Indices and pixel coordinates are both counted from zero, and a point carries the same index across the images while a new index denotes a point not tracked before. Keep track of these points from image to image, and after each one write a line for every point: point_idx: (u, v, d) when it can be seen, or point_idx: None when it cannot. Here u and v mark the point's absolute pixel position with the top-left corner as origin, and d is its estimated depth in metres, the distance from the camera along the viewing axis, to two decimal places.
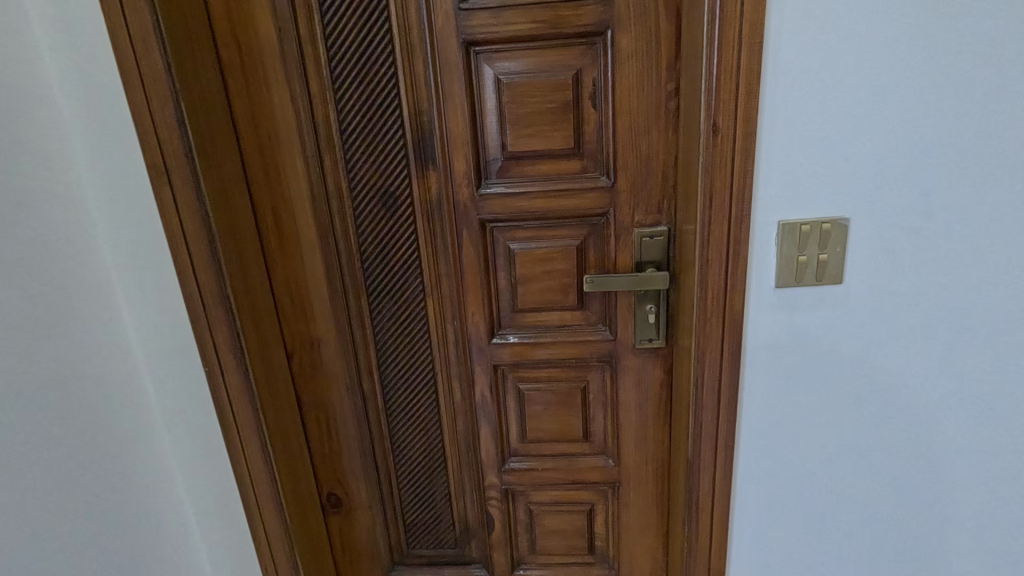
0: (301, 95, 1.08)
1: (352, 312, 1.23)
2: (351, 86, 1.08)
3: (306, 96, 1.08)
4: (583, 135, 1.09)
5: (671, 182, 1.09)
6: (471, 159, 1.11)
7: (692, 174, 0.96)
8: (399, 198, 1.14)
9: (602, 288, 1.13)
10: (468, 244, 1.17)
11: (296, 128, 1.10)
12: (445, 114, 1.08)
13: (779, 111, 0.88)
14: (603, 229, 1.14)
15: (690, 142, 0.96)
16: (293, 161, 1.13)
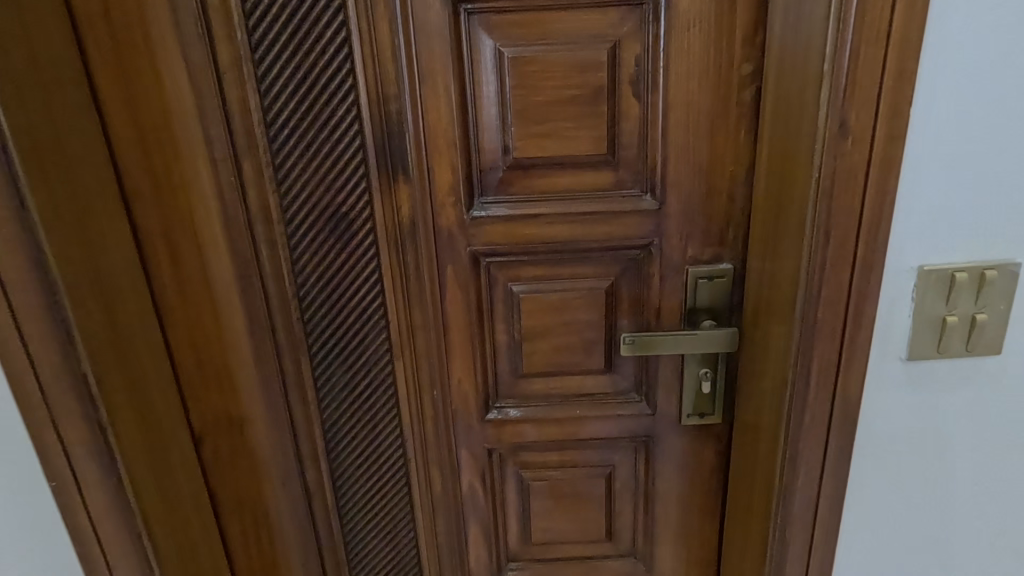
0: (204, 69, 0.72)
1: (289, 380, 0.88)
2: (279, 57, 0.73)
3: (211, 70, 0.73)
4: (620, 137, 0.77)
5: (742, 202, 0.78)
6: (459, 168, 0.78)
7: (789, 193, 0.65)
8: (354, 222, 0.79)
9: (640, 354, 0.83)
10: (454, 286, 0.84)
11: (198, 119, 0.74)
12: (422, 103, 0.75)
13: (936, 102, 0.58)
14: (642, 267, 0.82)
15: (789, 147, 0.65)
16: (195, 166, 0.76)
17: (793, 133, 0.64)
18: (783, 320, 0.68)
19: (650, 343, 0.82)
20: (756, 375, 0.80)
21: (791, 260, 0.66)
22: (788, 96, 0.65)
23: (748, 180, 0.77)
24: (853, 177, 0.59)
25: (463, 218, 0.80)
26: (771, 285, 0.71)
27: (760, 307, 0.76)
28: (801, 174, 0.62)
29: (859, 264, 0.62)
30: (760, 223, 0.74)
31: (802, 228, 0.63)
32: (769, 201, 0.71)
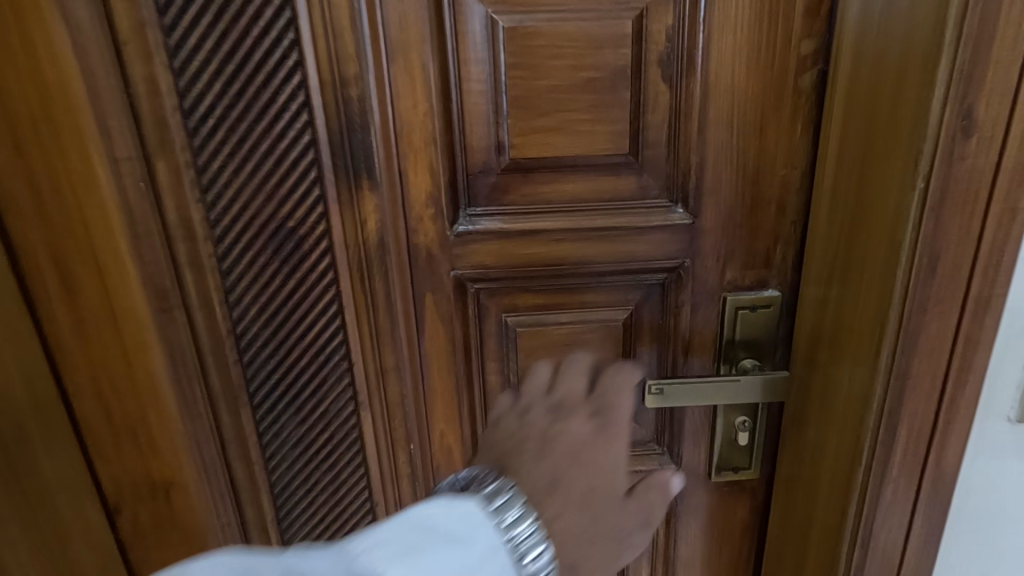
0: (94, 35, 0.54)
1: (227, 434, 0.70)
2: (198, 21, 0.54)
3: (104, 37, 0.54)
4: (646, 133, 0.61)
5: (794, 214, 0.63)
6: (438, 172, 0.61)
7: (871, 208, 0.50)
8: (304, 241, 0.62)
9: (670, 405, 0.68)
10: (434, 319, 0.67)
11: (89, 101, 0.55)
12: (390, 87, 0.58)
13: None
14: (668, 294, 0.66)
15: (872, 146, 0.50)
16: (86, 166, 0.57)
17: (885, 128, 0.48)
18: (852, 370, 0.53)
19: (683, 392, 0.67)
20: (800, 426, 0.65)
21: (871, 297, 0.50)
22: (873, 80, 0.49)
23: (802, 188, 0.62)
24: (973, 189, 0.44)
25: (445, 235, 0.63)
26: (836, 323, 0.56)
27: (811, 345, 0.61)
28: (896, 184, 0.47)
29: (971, 302, 0.47)
30: (818, 242, 0.59)
31: (891, 256, 0.48)
32: (835, 216, 0.56)
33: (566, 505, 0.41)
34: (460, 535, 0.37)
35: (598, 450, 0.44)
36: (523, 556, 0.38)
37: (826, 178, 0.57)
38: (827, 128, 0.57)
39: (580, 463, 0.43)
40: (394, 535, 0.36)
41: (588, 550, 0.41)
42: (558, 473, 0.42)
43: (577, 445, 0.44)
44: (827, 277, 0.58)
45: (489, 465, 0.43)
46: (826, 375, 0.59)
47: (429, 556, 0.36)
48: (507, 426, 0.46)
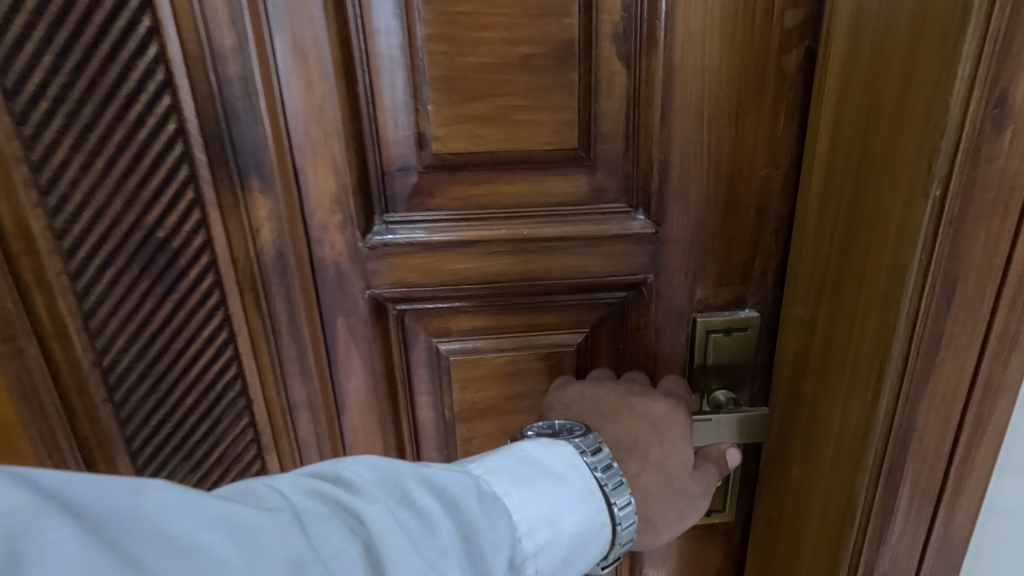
0: None
1: None
2: None
3: None
4: (599, 124, 0.50)
5: (776, 222, 0.53)
6: (345, 170, 0.49)
7: (871, 220, 0.40)
8: (180, 255, 0.50)
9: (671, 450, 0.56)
10: (349, 348, 0.55)
11: None
12: (278, 64, 0.46)
13: None
14: (628, 313, 0.57)
15: (874, 142, 0.40)
16: None
17: (892, 119, 0.38)
18: (844, 416, 0.44)
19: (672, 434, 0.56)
20: (780, 470, 0.55)
21: (869, 330, 0.41)
22: (876, 58, 0.39)
23: (785, 191, 0.52)
24: (1004, 196, 0.34)
25: (357, 247, 0.52)
26: (823, 356, 0.47)
27: (795, 379, 0.52)
28: (903, 192, 0.37)
29: (995, 338, 0.37)
30: (803, 256, 0.49)
31: (892, 281, 0.38)
32: (825, 227, 0.46)
33: (647, 463, 0.51)
34: (563, 472, 0.45)
35: (675, 425, 0.52)
36: (613, 500, 0.46)
37: (815, 181, 0.47)
38: (816, 119, 0.47)
39: (655, 434, 0.51)
40: (507, 464, 0.43)
41: (659, 502, 0.51)
42: (637, 440, 0.51)
43: (654, 420, 0.52)
44: (814, 300, 0.48)
45: (577, 420, 0.51)
46: (811, 416, 0.49)
47: (545, 481, 0.43)
48: (578, 386, 0.54)
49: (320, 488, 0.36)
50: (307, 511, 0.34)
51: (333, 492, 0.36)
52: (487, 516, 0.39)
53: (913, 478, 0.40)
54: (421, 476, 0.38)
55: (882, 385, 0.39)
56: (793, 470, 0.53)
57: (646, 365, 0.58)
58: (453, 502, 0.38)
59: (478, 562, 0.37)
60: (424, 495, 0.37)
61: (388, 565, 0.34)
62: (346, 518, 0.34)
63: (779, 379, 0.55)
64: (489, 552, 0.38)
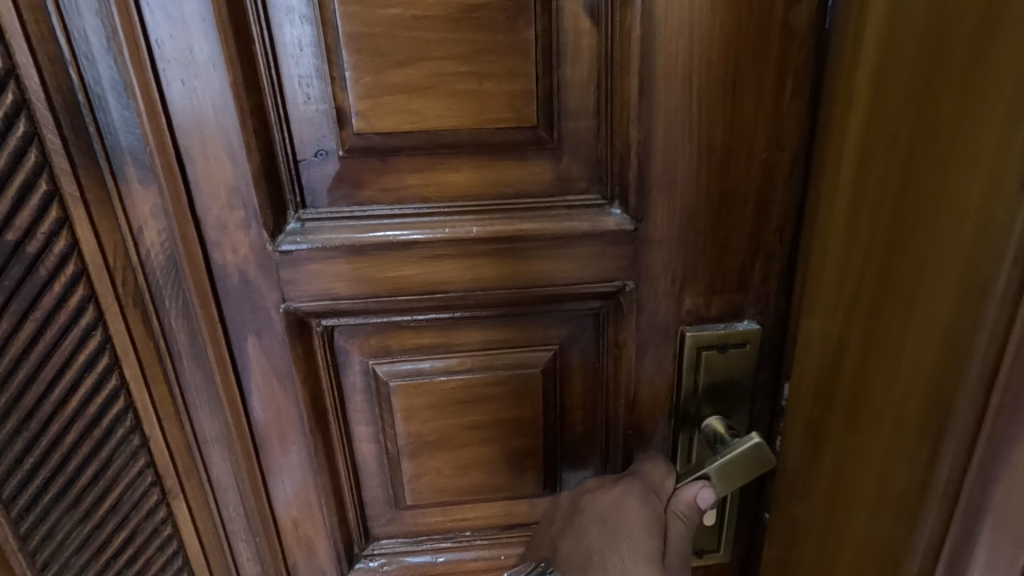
0: None
1: None
2: None
3: None
4: (562, 97, 0.40)
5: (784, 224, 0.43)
6: (244, 155, 0.39)
7: (930, 224, 0.31)
8: (39, 262, 0.40)
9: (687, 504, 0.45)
10: (265, 374, 0.45)
11: None
12: (144, 16, 0.35)
13: None
14: (603, 327, 0.47)
15: (936, 122, 0.30)
16: None
17: (966, 90, 0.29)
18: (887, 471, 0.35)
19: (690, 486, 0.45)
20: (791, 520, 0.46)
21: (926, 364, 0.32)
22: (938, 10, 0.30)
23: (792, 180, 0.42)
24: None
25: (265, 251, 0.42)
26: (853, 391, 0.38)
27: (814, 415, 0.42)
28: (986, 182, 0.28)
29: None
30: (823, 268, 0.40)
31: (960, 304, 0.29)
32: (857, 232, 0.37)
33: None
34: None
35: (628, 513, 0.45)
36: None
37: (843, 173, 0.38)
38: (845, 96, 0.37)
39: (608, 532, 0.45)
40: None
41: None
42: (590, 551, 0.45)
43: (605, 512, 0.46)
44: (841, 323, 0.39)
45: (538, 558, 0.47)
46: (835, 464, 0.40)
47: None
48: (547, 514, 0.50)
49: None
50: None
51: None
52: None
53: (989, 562, 0.30)
54: None
55: (946, 437, 0.31)
56: (806, 520, 0.44)
57: (626, 389, 0.48)
58: None
59: None
60: None
61: None
62: None
63: (789, 411, 0.46)
64: None
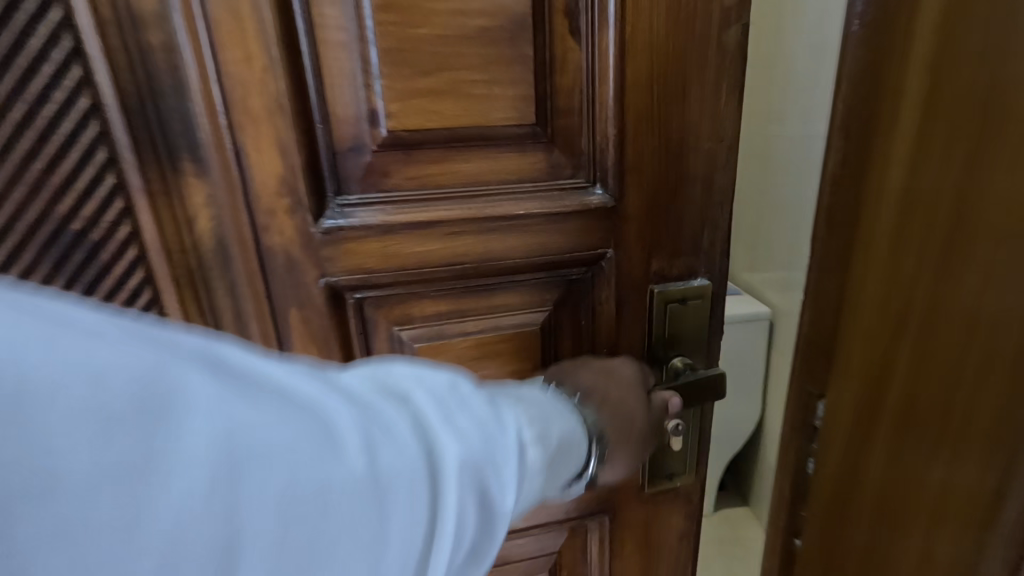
0: None
1: None
2: None
3: None
4: (554, 101, 0.50)
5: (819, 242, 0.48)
6: (293, 150, 0.45)
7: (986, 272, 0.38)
8: (101, 249, 0.44)
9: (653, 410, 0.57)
10: (305, 343, 0.51)
11: None
12: (208, 30, 0.41)
13: None
14: (589, 289, 0.58)
15: (1005, 172, 0.36)
16: None
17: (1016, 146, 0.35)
18: (948, 468, 0.42)
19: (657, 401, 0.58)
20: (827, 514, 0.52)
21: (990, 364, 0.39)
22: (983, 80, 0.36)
23: (730, 165, 0.55)
24: None
25: (308, 232, 0.48)
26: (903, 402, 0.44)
27: (857, 419, 0.48)
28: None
29: None
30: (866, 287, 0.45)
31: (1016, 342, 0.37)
32: (902, 264, 0.43)
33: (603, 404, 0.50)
34: (534, 398, 0.41)
35: (619, 370, 0.54)
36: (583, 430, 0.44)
37: (884, 206, 0.43)
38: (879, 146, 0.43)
39: (605, 377, 0.53)
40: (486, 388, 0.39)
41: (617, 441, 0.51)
42: (592, 387, 0.51)
43: (598, 367, 0.54)
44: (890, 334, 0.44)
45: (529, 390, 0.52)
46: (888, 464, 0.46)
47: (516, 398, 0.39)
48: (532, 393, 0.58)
49: (373, 380, 0.33)
50: (362, 394, 0.31)
51: (379, 385, 0.33)
52: (491, 423, 0.34)
53: None
54: (414, 378, 0.34)
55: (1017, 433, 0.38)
56: (819, 501, 0.52)
57: (608, 339, 0.59)
58: (444, 399, 0.33)
59: (485, 460, 0.33)
60: (420, 394, 0.33)
61: (441, 443, 0.31)
62: (387, 401, 0.31)
63: (830, 405, 0.50)
64: (497, 456, 0.33)
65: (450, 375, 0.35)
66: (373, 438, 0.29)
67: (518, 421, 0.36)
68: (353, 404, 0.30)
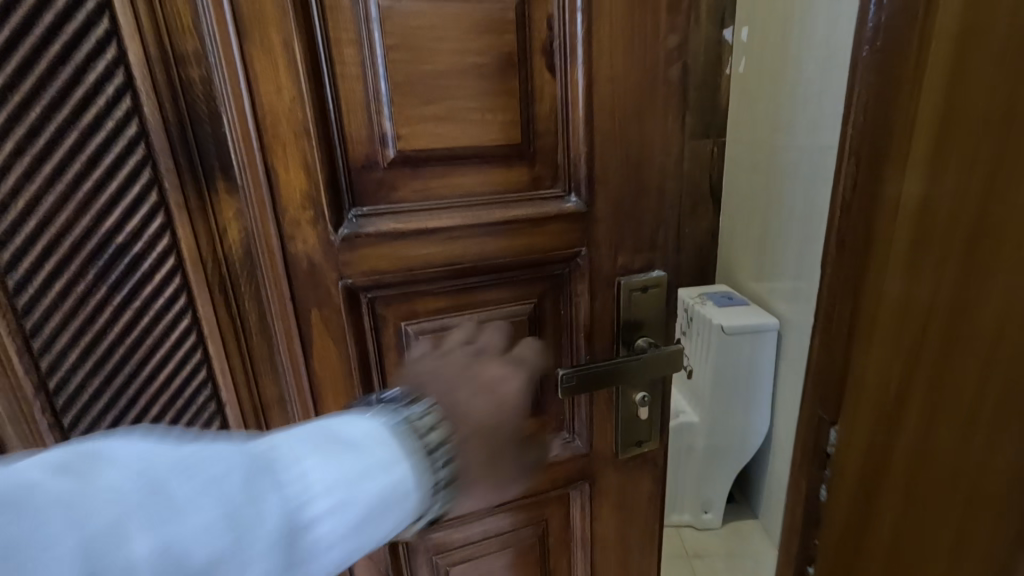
0: None
1: None
2: None
3: None
4: (535, 124, 0.60)
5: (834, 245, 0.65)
6: (316, 169, 0.52)
7: None
8: (141, 260, 0.49)
9: (588, 385, 0.69)
10: (325, 340, 0.57)
11: None
12: (244, 66, 0.47)
13: None
14: (567, 282, 0.67)
15: None
16: None
17: None
18: None
19: (598, 378, 0.69)
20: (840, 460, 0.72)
21: None
22: None
23: (678, 176, 0.66)
24: None
25: (328, 240, 0.54)
26: None
27: None
28: None
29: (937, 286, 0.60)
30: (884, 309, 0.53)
31: None
32: None
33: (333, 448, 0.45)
34: (357, 439, 0.41)
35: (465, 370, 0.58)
36: (434, 465, 0.44)
37: None
38: None
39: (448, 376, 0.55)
40: (309, 436, 0.39)
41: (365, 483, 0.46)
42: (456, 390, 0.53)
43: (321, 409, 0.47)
44: None
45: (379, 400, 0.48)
46: None
47: (336, 449, 0.39)
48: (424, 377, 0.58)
49: (157, 453, 0.32)
50: (157, 470, 0.31)
51: (160, 458, 0.32)
52: (253, 494, 0.34)
53: None
54: (201, 446, 0.34)
55: None
56: (845, 477, 0.72)
57: (583, 325, 0.69)
58: (227, 474, 0.33)
59: (259, 532, 0.33)
60: (212, 467, 0.33)
61: (154, 531, 0.30)
62: (168, 477, 0.31)
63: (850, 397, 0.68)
64: (263, 526, 0.33)
65: (237, 445, 0.35)
66: (162, 525, 0.30)
67: (310, 489, 0.36)
68: (147, 487, 0.30)
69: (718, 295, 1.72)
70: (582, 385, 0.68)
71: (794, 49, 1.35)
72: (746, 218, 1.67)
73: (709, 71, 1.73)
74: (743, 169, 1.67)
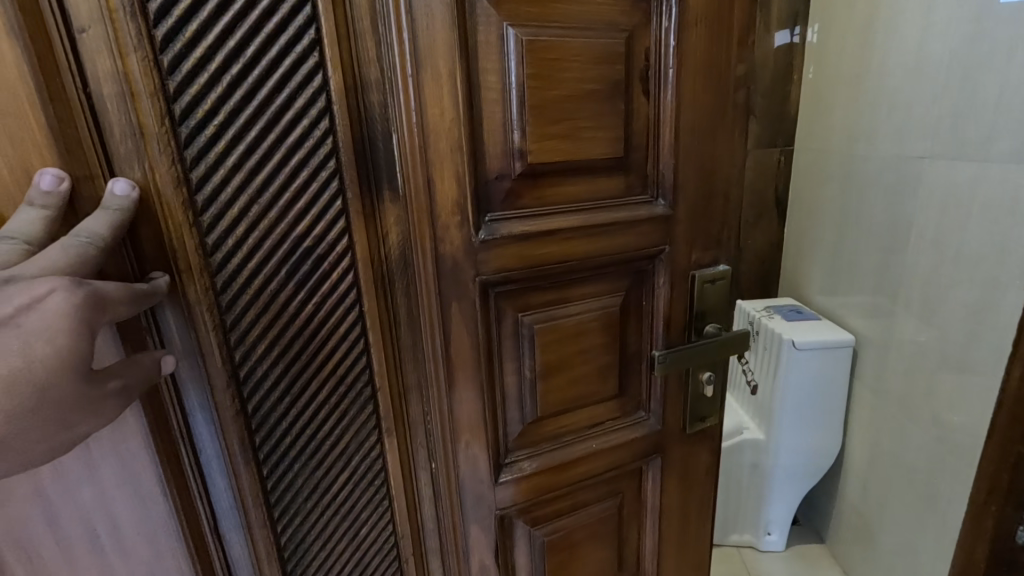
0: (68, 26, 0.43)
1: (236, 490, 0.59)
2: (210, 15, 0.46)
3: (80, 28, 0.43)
4: (632, 139, 0.69)
5: None
6: (465, 179, 0.60)
7: None
8: (325, 259, 0.56)
9: (672, 368, 0.79)
10: (461, 330, 0.65)
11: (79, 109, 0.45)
12: (418, 91, 0.55)
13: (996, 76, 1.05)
14: (650, 276, 0.77)
15: None
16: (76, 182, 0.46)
17: None
18: None
19: (678, 359, 0.79)
20: None
21: None
22: None
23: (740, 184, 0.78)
24: None
25: (471, 241, 0.62)
26: None
27: None
28: None
29: None
30: None
31: None
32: None
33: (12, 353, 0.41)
34: None
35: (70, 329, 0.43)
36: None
37: None
38: None
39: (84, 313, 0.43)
40: None
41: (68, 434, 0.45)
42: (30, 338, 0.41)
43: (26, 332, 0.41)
44: None
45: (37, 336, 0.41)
46: None
47: None
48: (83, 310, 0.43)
49: None
50: None
51: None
52: None
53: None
54: None
55: None
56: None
57: (664, 313, 0.78)
58: None
59: None
60: None
61: None
62: None
63: None
64: None
65: None
66: None
67: None
68: None
69: (783, 308, 1.72)
70: (668, 365, 0.79)
71: (877, 57, 1.37)
72: (816, 230, 1.68)
73: (774, 80, 1.75)
74: (811, 180, 1.69)
